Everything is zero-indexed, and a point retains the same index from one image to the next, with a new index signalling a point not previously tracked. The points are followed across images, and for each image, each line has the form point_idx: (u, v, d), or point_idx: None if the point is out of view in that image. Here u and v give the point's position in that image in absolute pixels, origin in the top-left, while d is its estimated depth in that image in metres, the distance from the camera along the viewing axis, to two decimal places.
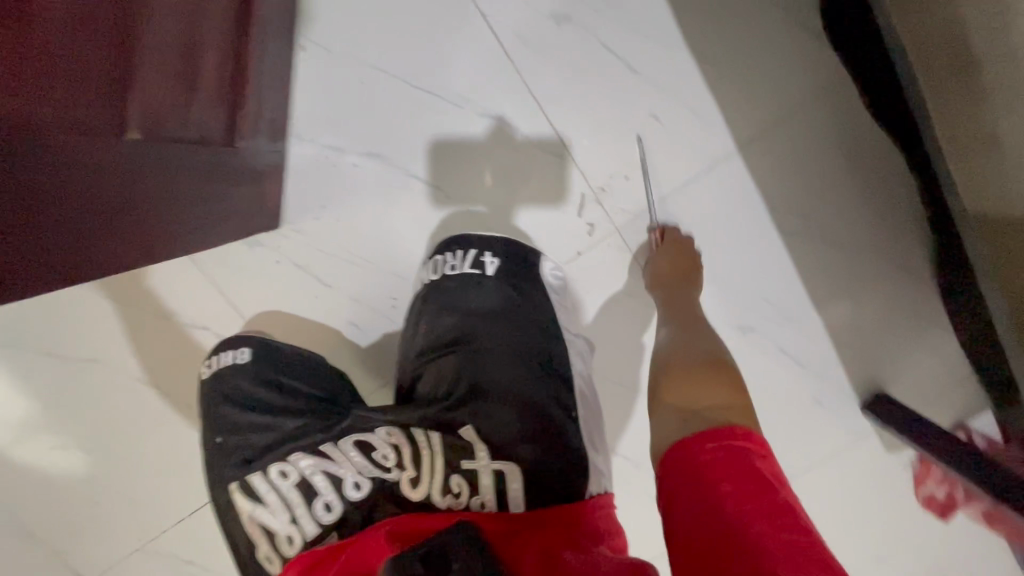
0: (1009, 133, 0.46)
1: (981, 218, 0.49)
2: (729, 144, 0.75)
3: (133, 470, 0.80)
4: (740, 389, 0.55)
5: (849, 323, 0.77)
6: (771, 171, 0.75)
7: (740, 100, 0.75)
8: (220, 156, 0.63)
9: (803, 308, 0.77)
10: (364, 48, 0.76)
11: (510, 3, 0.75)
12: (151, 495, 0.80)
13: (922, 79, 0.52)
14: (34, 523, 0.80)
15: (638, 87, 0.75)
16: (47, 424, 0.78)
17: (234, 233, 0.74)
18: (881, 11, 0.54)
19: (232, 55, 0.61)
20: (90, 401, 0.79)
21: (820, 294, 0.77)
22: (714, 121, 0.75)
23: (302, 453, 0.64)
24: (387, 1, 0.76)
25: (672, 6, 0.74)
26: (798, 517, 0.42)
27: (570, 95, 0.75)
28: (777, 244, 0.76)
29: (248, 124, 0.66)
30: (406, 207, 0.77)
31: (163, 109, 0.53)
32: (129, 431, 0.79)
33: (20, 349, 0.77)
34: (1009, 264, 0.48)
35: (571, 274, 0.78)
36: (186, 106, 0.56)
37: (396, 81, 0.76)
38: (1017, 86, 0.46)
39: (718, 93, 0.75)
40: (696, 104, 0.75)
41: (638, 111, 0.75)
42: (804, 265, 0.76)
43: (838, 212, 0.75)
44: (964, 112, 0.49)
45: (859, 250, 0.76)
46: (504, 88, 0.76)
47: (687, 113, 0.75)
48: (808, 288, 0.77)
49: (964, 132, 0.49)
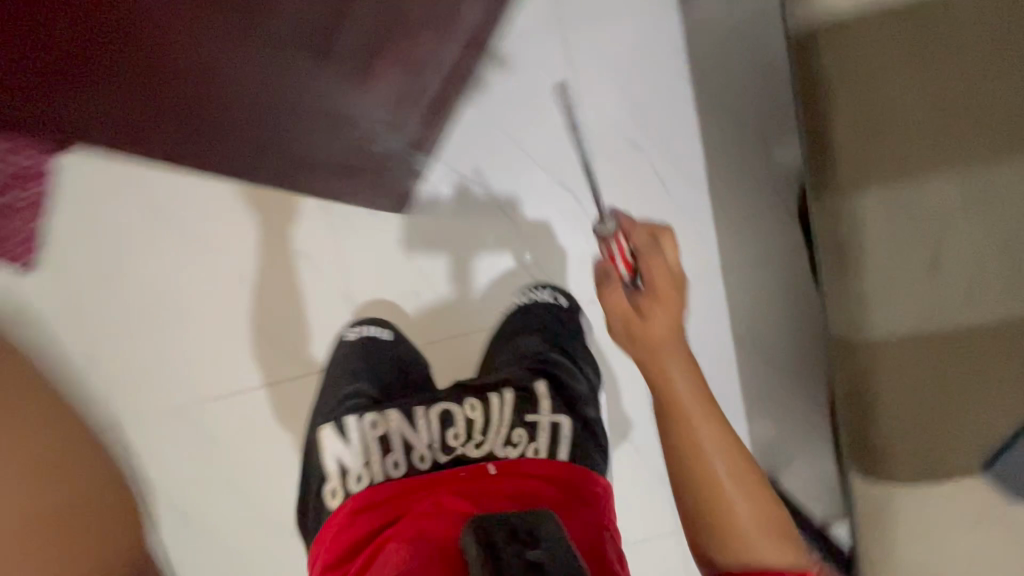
0: (875, 340, 0.60)
1: (841, 383, 0.64)
2: (738, 265, 0.95)
3: (168, 348, 0.91)
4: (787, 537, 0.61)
5: (774, 432, 0.98)
6: (762, 299, 0.95)
7: (763, 239, 0.94)
8: (360, 130, 0.77)
9: (749, 407, 0.97)
10: (512, 94, 0.90)
11: (634, 105, 0.91)
12: (171, 374, 0.91)
13: (835, 260, 0.61)
14: (59, 358, 0.89)
15: (697, 197, 0.93)
16: (112, 281, 0.89)
17: (366, 201, 0.89)
18: (839, 179, 0.59)
19: (439, 98, 0.83)
20: (156, 278, 0.90)
21: (763, 400, 0.97)
22: (741, 244, 0.94)
23: (390, 412, 0.76)
24: (551, 76, 0.90)
25: (746, 143, 0.92)
26: None
27: (646, 184, 0.92)
28: (745, 353, 0.96)
29: (421, 143, 0.86)
30: (494, 233, 0.92)
31: (341, 79, 0.70)
32: (180, 315, 0.91)
33: (124, 210, 0.88)
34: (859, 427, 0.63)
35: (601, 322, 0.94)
36: (361, 88, 0.72)
37: (534, 147, 0.91)
38: (893, 299, 0.59)
39: (750, 226, 0.94)
40: (732, 226, 0.93)
41: (690, 216, 0.93)
42: (759, 375, 0.97)
43: (797, 346, 0.96)
44: (850, 307, 0.61)
45: (802, 379, 0.97)
46: (613, 173, 0.92)
47: (725, 231, 0.93)
48: (756, 392, 0.97)
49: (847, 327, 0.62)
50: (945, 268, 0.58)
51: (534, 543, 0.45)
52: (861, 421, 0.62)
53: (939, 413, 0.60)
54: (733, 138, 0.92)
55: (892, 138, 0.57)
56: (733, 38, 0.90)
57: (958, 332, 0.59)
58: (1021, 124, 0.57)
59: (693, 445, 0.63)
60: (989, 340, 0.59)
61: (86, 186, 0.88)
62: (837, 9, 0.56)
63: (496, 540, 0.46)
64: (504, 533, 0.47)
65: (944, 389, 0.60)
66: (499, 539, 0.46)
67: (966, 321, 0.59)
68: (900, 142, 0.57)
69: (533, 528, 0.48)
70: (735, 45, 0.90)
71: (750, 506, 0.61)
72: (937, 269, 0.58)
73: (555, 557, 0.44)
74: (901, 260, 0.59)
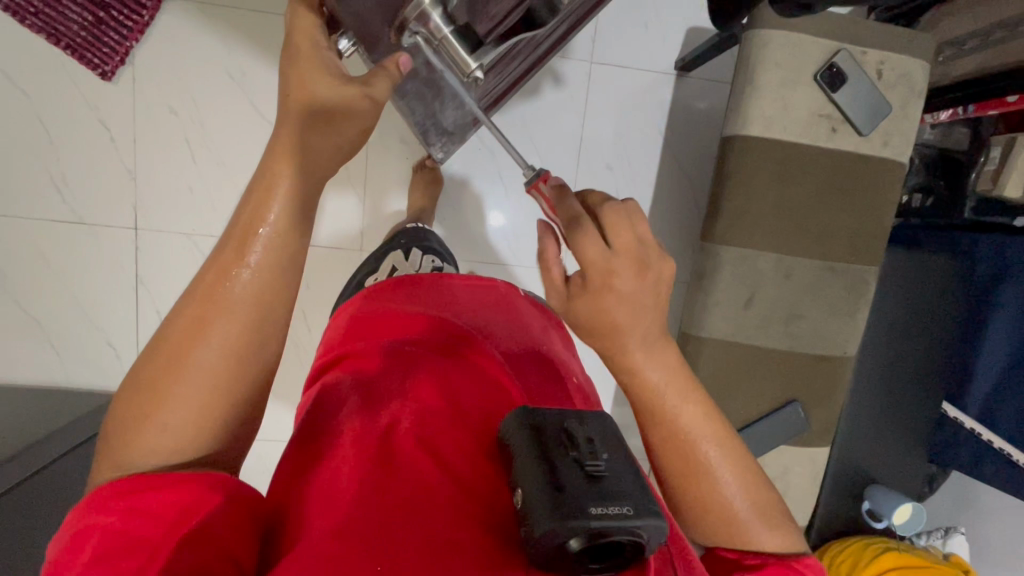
0: (718, 318, 0.96)
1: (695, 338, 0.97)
2: None
3: (215, 181, 1.15)
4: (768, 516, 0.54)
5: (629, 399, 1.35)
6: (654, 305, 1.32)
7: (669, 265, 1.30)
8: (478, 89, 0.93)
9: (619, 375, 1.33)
10: (544, 106, 1.20)
11: (621, 143, 1.23)
12: (209, 201, 1.16)
13: (726, 281, 0.94)
14: (128, 154, 1.12)
15: None
16: (190, 113, 1.12)
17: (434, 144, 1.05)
18: (712, 234, 0.95)
19: (515, 78, 1.03)
20: (226, 125, 1.13)
21: None
22: None
23: (437, 253, 1.00)
24: (576, 98, 1.20)
25: (680, 196, 1.27)
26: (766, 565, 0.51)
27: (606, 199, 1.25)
28: None
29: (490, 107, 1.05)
30: (496, 199, 1.22)
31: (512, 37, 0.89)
32: (233, 159, 1.14)
33: (218, 65, 1.10)
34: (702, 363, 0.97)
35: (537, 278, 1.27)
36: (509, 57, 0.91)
37: (547, 144, 1.21)
38: (737, 298, 0.95)
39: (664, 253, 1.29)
40: None
41: None
42: None
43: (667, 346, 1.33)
44: (722, 301, 0.95)
45: None
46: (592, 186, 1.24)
47: None
48: None
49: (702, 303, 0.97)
50: (756, 308, 0.95)
51: (597, 453, 0.43)
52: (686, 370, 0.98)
53: (726, 395, 0.98)
54: (678, 184, 1.26)
55: (758, 228, 0.93)
56: (700, 114, 1.24)
57: (754, 349, 0.97)
58: (857, 245, 0.95)
59: (675, 427, 0.53)
60: (775, 340, 0.97)
61: (195, 34, 1.09)
62: (754, 137, 0.90)
63: (552, 438, 0.43)
64: (560, 436, 0.43)
65: (753, 351, 0.97)
66: (554, 439, 0.43)
67: (760, 345, 0.97)
68: (761, 232, 0.93)
69: (588, 432, 0.44)
70: (700, 120, 1.24)
71: (743, 495, 0.53)
72: (751, 308, 0.95)
73: (623, 484, 0.41)
74: (734, 295, 0.95)
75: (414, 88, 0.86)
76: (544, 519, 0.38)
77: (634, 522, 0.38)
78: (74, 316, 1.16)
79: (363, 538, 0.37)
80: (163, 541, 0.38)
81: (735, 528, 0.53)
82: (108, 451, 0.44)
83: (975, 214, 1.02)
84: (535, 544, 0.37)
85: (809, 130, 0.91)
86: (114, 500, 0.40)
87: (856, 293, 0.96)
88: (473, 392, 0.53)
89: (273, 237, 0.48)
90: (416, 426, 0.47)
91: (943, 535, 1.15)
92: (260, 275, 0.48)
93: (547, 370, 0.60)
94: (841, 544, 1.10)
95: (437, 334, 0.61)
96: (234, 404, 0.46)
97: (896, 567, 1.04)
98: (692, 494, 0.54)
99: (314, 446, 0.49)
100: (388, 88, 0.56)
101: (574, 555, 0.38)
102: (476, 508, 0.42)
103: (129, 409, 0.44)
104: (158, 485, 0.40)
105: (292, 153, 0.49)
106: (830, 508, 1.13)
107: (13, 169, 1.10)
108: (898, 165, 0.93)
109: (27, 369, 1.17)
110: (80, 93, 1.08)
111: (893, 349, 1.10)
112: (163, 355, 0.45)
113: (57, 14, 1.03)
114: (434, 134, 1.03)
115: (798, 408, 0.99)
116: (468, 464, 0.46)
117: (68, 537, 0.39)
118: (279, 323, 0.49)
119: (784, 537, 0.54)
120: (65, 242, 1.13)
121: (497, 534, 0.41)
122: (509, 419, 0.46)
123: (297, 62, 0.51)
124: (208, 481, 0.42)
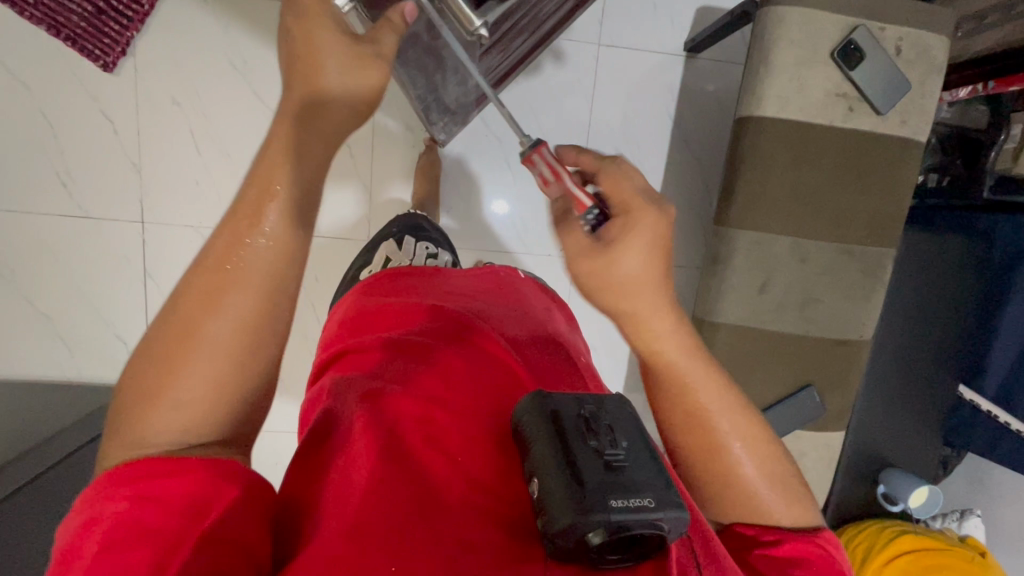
0: (732, 304, 0.95)
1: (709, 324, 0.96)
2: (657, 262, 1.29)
3: (220, 173, 1.14)
4: (789, 492, 0.54)
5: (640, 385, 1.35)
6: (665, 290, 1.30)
7: (679, 250, 1.29)
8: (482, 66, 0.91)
9: (629, 362, 1.33)
10: (550, 90, 1.17)
11: (629, 127, 1.21)
12: (214, 193, 1.15)
13: (741, 265, 0.93)
14: (132, 147, 1.11)
15: None
16: (192, 104, 1.10)
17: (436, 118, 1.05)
18: (728, 216, 0.93)
19: (520, 58, 1.01)
20: (228, 115, 1.11)
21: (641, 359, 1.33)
22: None
23: (436, 244, 0.97)
24: (582, 82, 1.18)
25: (690, 180, 1.25)
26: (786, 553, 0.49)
27: None
28: None
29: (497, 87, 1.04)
30: (503, 185, 1.20)
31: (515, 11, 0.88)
32: (237, 150, 1.13)
33: (219, 54, 1.09)
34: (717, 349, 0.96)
35: (544, 262, 1.26)
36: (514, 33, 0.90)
37: (554, 129, 1.20)
38: (752, 282, 0.94)
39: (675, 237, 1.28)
40: None
41: None
42: None
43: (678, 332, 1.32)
44: (737, 286, 0.94)
45: None
46: None
47: None
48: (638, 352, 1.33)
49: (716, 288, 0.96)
50: (771, 293, 0.94)
51: (616, 440, 0.42)
52: None
53: (740, 381, 0.98)
54: (687, 168, 1.25)
55: (773, 203, 0.91)
56: (710, 96, 1.22)
57: (769, 335, 0.96)
58: (874, 224, 0.93)
59: (687, 393, 0.54)
60: (790, 325, 0.96)
61: (194, 22, 1.07)
62: (768, 118, 0.88)
63: (569, 425, 0.42)
64: (578, 422, 0.42)
65: (768, 336, 0.96)
66: (572, 426, 0.42)
67: (775, 330, 0.96)
68: (775, 208, 0.91)
69: (607, 419, 0.43)
70: (710, 102, 1.22)
71: (755, 465, 0.53)
72: (766, 293, 0.94)
73: (643, 473, 0.40)
74: (748, 281, 0.94)
75: (415, 56, 0.86)
76: (562, 512, 0.37)
77: (656, 514, 0.37)
78: (85, 312, 1.16)
79: (375, 536, 0.36)
80: (177, 533, 0.37)
81: (746, 498, 0.53)
82: (118, 427, 0.43)
83: (993, 194, 1.01)
84: (554, 538, 0.37)
85: (825, 109, 0.89)
86: (125, 485, 0.39)
87: (872, 276, 0.95)
88: (479, 380, 0.52)
89: (286, 203, 0.47)
90: (423, 421, 0.47)
91: (959, 517, 1.14)
92: (273, 243, 0.47)
93: (552, 355, 0.60)
94: (856, 528, 1.10)
95: (443, 321, 0.60)
96: (249, 377, 0.46)
97: (911, 550, 1.04)
98: (701, 462, 0.54)
99: (320, 438, 0.48)
100: (394, 42, 0.53)
101: (594, 549, 0.37)
102: (490, 501, 0.42)
103: (141, 385, 0.43)
104: (170, 473, 0.39)
105: (303, 119, 0.48)
106: (844, 492, 1.13)
107: (17, 164, 1.09)
108: (915, 144, 0.91)
109: (39, 365, 1.17)
110: (82, 86, 1.07)
111: (907, 331, 1.09)
112: (174, 331, 0.44)
113: (55, 5, 1.01)
114: (436, 113, 1.04)
115: (813, 393, 0.98)
116: (480, 456, 0.45)
117: (75, 524, 0.38)
118: (291, 291, 0.48)
119: (800, 511, 0.53)
120: (72, 238, 1.13)
121: (513, 528, 0.40)
122: (523, 405, 0.45)
123: (302, 19, 0.49)
124: (221, 470, 0.40)
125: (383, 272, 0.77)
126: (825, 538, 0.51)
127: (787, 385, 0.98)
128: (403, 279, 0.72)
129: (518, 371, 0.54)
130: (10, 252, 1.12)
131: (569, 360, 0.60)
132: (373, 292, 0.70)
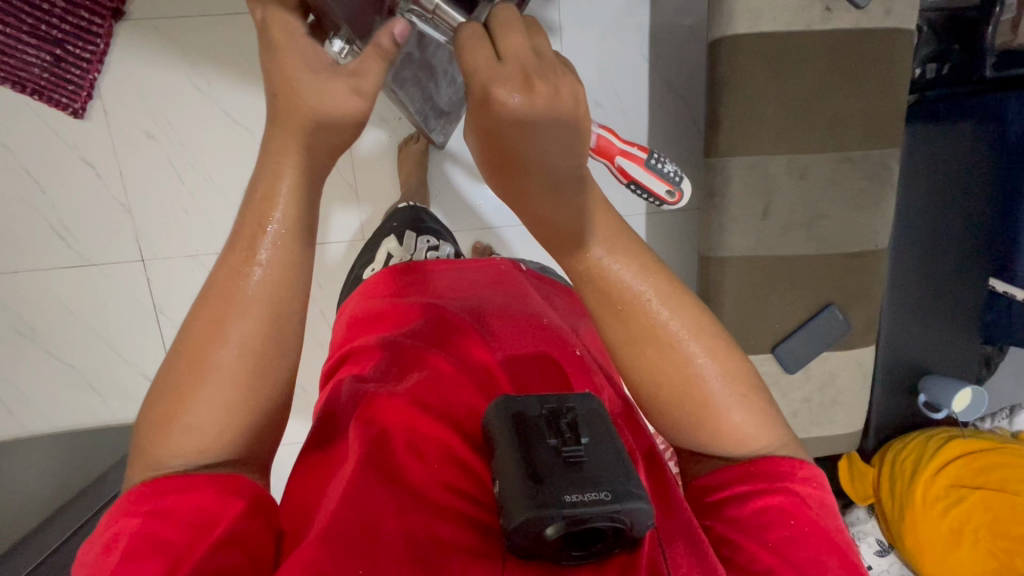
0: (736, 235, 0.92)
1: (713, 259, 0.94)
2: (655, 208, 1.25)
3: (206, 198, 1.14)
4: (744, 386, 0.53)
5: None
6: (668, 233, 1.27)
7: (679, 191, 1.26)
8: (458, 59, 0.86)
9: None
10: None
11: (606, 78, 1.17)
12: (203, 219, 1.15)
13: (737, 194, 0.90)
14: (116, 187, 1.12)
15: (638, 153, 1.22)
16: (164, 133, 1.10)
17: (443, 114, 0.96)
18: (722, 142, 0.89)
19: None
20: (204, 139, 1.11)
21: None
22: None
23: (441, 239, 0.95)
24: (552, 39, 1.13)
25: (679, 118, 1.21)
26: (755, 504, 0.49)
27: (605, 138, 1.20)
28: None
29: None
30: None
31: None
32: (219, 173, 1.13)
33: (180, 79, 1.08)
34: (726, 282, 0.94)
35: None
36: None
37: None
38: (752, 209, 0.90)
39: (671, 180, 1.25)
40: None
41: None
42: None
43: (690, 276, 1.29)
44: (737, 216, 0.91)
45: None
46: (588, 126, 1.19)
47: None
48: None
49: (712, 222, 0.93)
50: (774, 218, 0.91)
51: (578, 437, 0.44)
52: (712, 291, 0.95)
53: (757, 312, 0.95)
54: (673, 107, 1.20)
55: (763, 124, 0.87)
56: (685, 32, 1.16)
57: (780, 260, 0.93)
58: (875, 131, 0.88)
59: (631, 313, 0.52)
60: (800, 247, 0.93)
61: (148, 52, 1.06)
62: (740, 36, 0.84)
63: (531, 422, 0.45)
64: (542, 422, 0.45)
65: (778, 264, 0.93)
66: (535, 424, 0.45)
67: (785, 255, 0.93)
68: (768, 129, 0.87)
69: (570, 416, 0.46)
70: (686, 37, 1.17)
71: (715, 368, 0.53)
72: (770, 218, 0.91)
73: (604, 469, 0.42)
74: (751, 207, 0.90)
75: (409, 75, 0.82)
76: (518, 509, 0.40)
77: (612, 507, 0.40)
78: (106, 356, 1.19)
79: (347, 541, 0.39)
80: (191, 545, 0.39)
81: (710, 413, 0.52)
82: (138, 451, 0.45)
83: (997, 71, 0.94)
84: (514, 534, 0.40)
85: (803, 14, 0.84)
86: (138, 504, 0.42)
87: (878, 181, 0.91)
88: (460, 381, 0.55)
89: (280, 234, 0.47)
90: (406, 425, 0.50)
91: (1008, 415, 1.14)
92: (271, 273, 0.47)
93: (545, 342, 0.61)
94: (900, 443, 1.07)
95: (428, 323, 0.62)
96: (257, 403, 0.47)
97: (961, 454, 1.03)
98: (662, 378, 0.53)
99: (316, 449, 0.51)
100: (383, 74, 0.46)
101: (552, 542, 0.40)
102: (465, 506, 0.45)
103: (157, 410, 0.45)
104: (182, 488, 0.42)
105: (280, 133, 0.46)
106: (882, 411, 1.11)
107: (12, 223, 1.11)
108: (904, 36, 0.86)
109: (74, 414, 1.21)
110: (57, 136, 1.07)
111: (926, 232, 1.05)
112: (184, 360, 0.46)
113: (15, 61, 1.00)
114: (432, 119, 0.95)
115: (834, 311, 0.95)
116: (455, 463, 0.48)
117: (101, 539, 0.42)
118: (296, 318, 0.49)
119: (758, 412, 0.53)
120: (81, 287, 1.15)
121: (484, 531, 0.44)
122: (491, 407, 0.48)
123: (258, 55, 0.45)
124: (232, 486, 0.43)
125: (385, 269, 0.77)
126: (802, 478, 0.50)
127: (805, 309, 0.95)
128: (399, 279, 0.72)
129: (504, 378, 0.57)
130: (24, 309, 1.15)
131: (563, 346, 0.61)
132: (373, 295, 0.71)
